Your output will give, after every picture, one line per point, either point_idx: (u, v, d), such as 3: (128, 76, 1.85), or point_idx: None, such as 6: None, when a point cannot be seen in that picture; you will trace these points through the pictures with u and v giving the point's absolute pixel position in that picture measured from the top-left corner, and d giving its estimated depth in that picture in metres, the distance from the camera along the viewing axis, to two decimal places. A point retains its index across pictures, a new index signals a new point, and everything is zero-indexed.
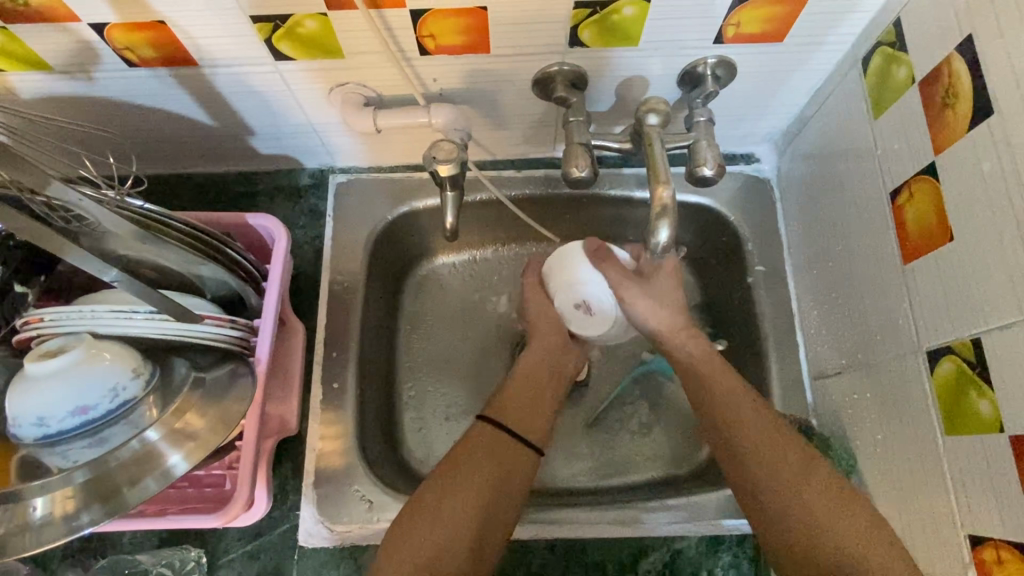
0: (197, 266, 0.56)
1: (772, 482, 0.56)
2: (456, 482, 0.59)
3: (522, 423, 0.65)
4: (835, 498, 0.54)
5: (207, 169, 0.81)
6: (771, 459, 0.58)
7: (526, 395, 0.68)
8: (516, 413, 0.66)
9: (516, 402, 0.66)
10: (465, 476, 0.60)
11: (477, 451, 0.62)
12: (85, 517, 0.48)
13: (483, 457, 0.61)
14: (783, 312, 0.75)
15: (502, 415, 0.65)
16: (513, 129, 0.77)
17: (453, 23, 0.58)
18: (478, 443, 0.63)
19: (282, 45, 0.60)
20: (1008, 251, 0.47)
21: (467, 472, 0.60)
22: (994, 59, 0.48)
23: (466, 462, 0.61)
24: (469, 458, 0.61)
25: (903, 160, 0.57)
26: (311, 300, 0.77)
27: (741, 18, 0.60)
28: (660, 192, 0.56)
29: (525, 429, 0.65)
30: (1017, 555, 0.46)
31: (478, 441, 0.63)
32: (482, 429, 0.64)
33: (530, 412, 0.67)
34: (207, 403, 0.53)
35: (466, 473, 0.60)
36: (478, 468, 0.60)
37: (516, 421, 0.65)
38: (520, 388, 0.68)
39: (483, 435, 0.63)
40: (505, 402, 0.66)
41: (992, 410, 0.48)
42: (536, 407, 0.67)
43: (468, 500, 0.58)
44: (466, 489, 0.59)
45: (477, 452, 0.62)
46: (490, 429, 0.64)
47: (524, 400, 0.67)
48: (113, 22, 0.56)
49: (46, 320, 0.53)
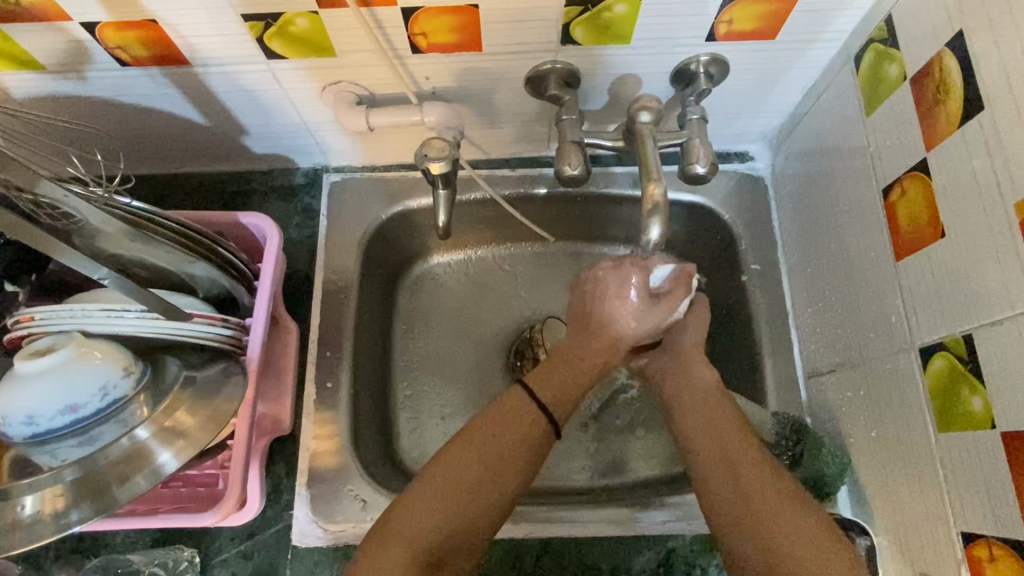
0: (189, 265, 0.56)
1: (747, 476, 0.57)
2: (492, 455, 0.59)
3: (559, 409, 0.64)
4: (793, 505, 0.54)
5: (201, 169, 0.81)
6: (742, 458, 0.58)
7: (574, 376, 0.65)
8: (557, 388, 0.64)
9: (564, 394, 0.64)
10: (502, 451, 0.59)
11: (520, 425, 0.61)
12: (75, 515, 0.48)
13: (518, 431, 0.61)
14: (777, 310, 0.75)
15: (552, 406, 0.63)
16: (506, 127, 0.77)
17: (444, 21, 0.58)
18: (522, 433, 0.61)
19: (274, 43, 0.60)
20: (999, 246, 0.46)
21: (503, 448, 0.59)
22: (985, 55, 0.48)
23: (503, 435, 0.60)
24: (506, 430, 0.60)
25: (895, 157, 0.57)
26: (305, 299, 0.77)
27: (732, 15, 0.59)
28: (652, 189, 0.56)
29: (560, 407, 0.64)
30: (1009, 552, 0.46)
31: (518, 413, 0.62)
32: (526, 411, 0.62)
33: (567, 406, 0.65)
34: (198, 402, 0.53)
35: (502, 448, 0.59)
36: (512, 443, 0.60)
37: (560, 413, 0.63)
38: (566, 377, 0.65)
39: (521, 406, 0.62)
40: (557, 390, 0.64)
41: (984, 406, 0.48)
42: (575, 385, 0.65)
43: (502, 478, 0.58)
44: (502, 466, 0.59)
45: (519, 424, 0.61)
46: (539, 418, 0.62)
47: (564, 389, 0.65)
48: (104, 21, 0.56)
49: (36, 319, 0.52)
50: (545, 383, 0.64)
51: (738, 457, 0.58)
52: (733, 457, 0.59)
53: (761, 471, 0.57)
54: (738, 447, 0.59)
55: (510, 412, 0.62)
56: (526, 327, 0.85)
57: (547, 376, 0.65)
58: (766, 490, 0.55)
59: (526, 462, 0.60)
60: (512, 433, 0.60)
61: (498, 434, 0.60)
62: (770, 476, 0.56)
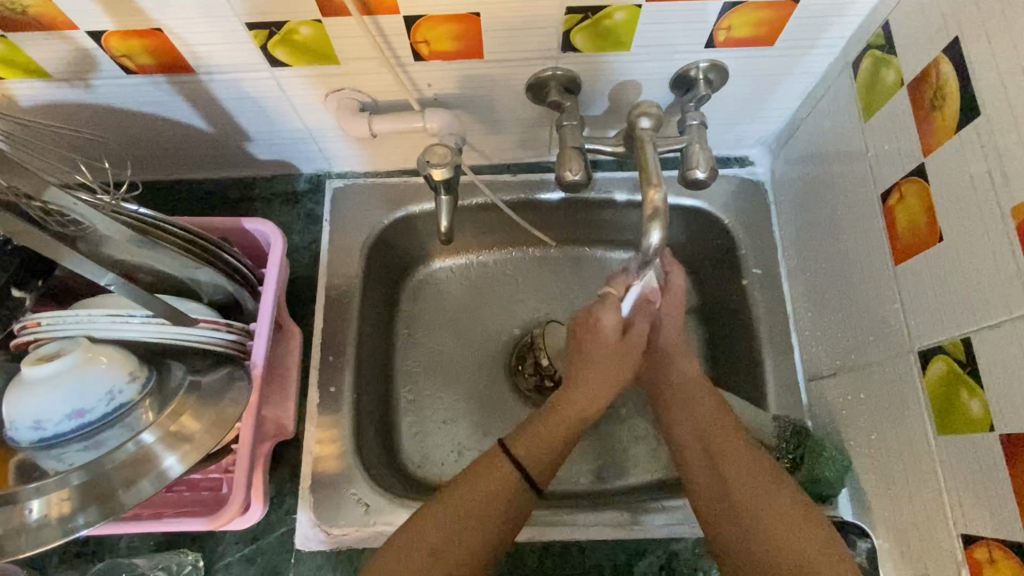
0: (193, 270, 0.57)
1: (761, 499, 0.55)
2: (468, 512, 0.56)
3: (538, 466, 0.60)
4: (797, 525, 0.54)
5: (205, 175, 0.82)
6: (738, 476, 0.57)
7: (555, 435, 0.62)
8: (537, 451, 0.61)
9: (544, 448, 0.61)
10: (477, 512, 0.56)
11: (494, 486, 0.58)
12: (81, 519, 0.48)
13: (496, 496, 0.58)
14: (777, 314, 0.76)
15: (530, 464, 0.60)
16: (508, 134, 0.77)
17: (446, 29, 0.59)
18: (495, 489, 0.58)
19: (278, 51, 0.61)
20: (997, 251, 0.47)
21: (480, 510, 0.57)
22: (980, 61, 0.48)
23: (481, 492, 0.57)
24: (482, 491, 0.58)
25: (893, 162, 0.58)
26: (308, 304, 0.77)
27: (731, 22, 0.60)
28: (651, 195, 0.57)
29: (541, 469, 0.61)
30: (1008, 554, 0.46)
31: (495, 476, 0.59)
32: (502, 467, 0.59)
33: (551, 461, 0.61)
34: (203, 406, 0.53)
35: (477, 509, 0.57)
36: (490, 507, 0.57)
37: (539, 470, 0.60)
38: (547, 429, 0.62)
39: (499, 466, 0.59)
40: (535, 446, 0.61)
41: (983, 409, 0.48)
42: (554, 445, 0.62)
43: (476, 538, 0.56)
44: (475, 529, 0.56)
45: (491, 486, 0.58)
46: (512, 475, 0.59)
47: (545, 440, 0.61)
48: (111, 30, 0.57)
49: (44, 324, 0.53)
50: (522, 437, 0.61)
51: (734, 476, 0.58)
52: (729, 481, 0.58)
53: (761, 491, 0.56)
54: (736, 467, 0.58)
55: (488, 471, 0.59)
56: (528, 332, 0.85)
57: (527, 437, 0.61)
58: (768, 512, 0.54)
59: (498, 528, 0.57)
60: (486, 496, 0.57)
61: (481, 488, 0.58)
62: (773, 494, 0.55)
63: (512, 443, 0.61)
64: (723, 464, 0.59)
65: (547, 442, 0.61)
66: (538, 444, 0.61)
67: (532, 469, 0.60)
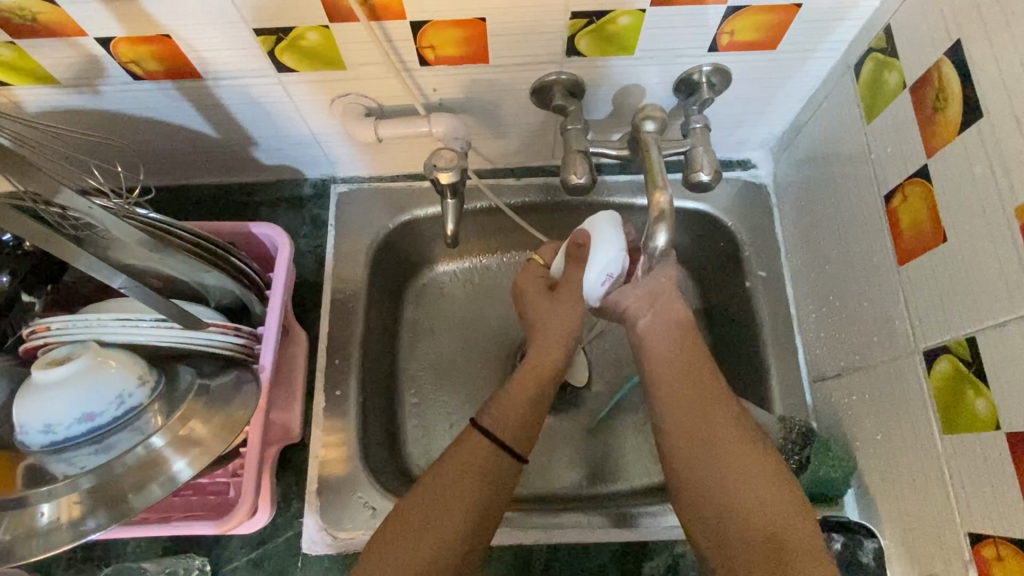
0: (202, 274, 0.57)
1: (725, 462, 0.56)
2: (442, 501, 0.56)
3: (509, 430, 0.61)
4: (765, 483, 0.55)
5: (211, 181, 0.82)
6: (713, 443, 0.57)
7: (519, 401, 0.62)
8: (511, 423, 0.61)
9: (511, 413, 0.61)
10: (455, 493, 0.57)
11: (467, 464, 0.58)
12: (92, 523, 0.48)
13: (475, 472, 0.58)
14: (782, 316, 0.76)
15: (497, 428, 0.60)
16: (512, 138, 0.78)
17: (453, 34, 0.59)
18: (467, 460, 0.59)
19: (285, 57, 0.61)
20: (1001, 251, 0.47)
21: (458, 490, 0.57)
22: (982, 64, 0.49)
23: (448, 482, 0.57)
24: (459, 474, 0.58)
25: (896, 164, 0.58)
26: (314, 308, 0.78)
27: (735, 26, 0.61)
28: (657, 197, 0.57)
29: (519, 440, 0.61)
30: (1015, 551, 0.46)
31: (470, 455, 0.59)
32: (473, 437, 0.60)
33: (523, 424, 0.62)
34: (212, 410, 0.54)
35: (454, 491, 0.57)
36: (468, 484, 0.57)
37: (510, 435, 0.60)
38: (515, 396, 0.63)
39: (472, 445, 0.59)
40: (501, 413, 0.61)
41: (989, 408, 0.48)
42: (528, 416, 0.62)
43: (455, 518, 0.56)
44: (453, 510, 0.56)
45: (465, 464, 0.58)
46: (483, 441, 0.60)
47: (515, 408, 0.62)
48: (119, 36, 0.57)
49: (53, 329, 0.53)
50: (488, 409, 0.62)
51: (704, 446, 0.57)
52: (698, 457, 0.57)
53: (730, 460, 0.56)
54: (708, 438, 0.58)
55: (459, 454, 0.59)
56: None
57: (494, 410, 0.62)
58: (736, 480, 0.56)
59: (473, 499, 0.57)
60: (461, 475, 0.58)
61: (451, 476, 0.58)
62: (743, 462, 0.56)
63: (482, 419, 0.61)
64: (691, 438, 0.58)
65: (521, 417, 0.62)
66: (510, 419, 0.61)
67: (508, 441, 0.60)
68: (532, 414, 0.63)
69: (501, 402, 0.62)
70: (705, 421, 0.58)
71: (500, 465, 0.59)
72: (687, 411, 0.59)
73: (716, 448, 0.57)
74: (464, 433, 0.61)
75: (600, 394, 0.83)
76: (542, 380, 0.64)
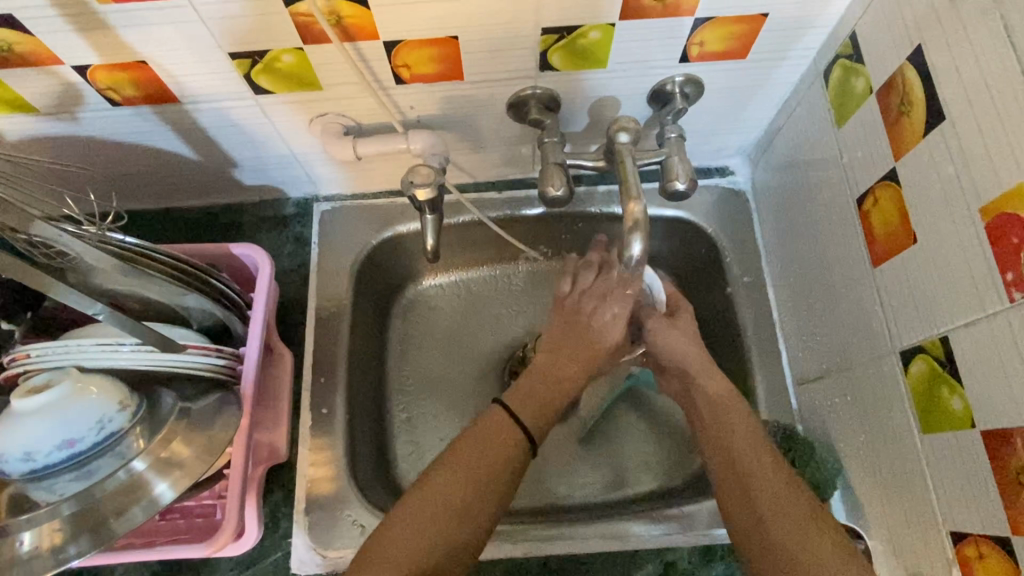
0: (181, 297, 0.57)
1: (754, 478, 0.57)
2: (456, 482, 0.58)
3: (536, 416, 0.65)
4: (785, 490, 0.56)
5: (194, 203, 0.83)
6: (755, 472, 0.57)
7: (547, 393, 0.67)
8: (533, 410, 0.65)
9: (538, 401, 0.66)
10: (484, 477, 0.59)
11: (486, 446, 0.61)
12: (73, 549, 0.48)
13: (495, 450, 0.61)
14: (764, 320, 0.76)
15: (522, 410, 0.64)
16: (491, 152, 0.79)
17: (425, 53, 0.60)
18: (489, 439, 0.61)
19: (261, 79, 0.62)
20: (969, 251, 0.48)
21: (487, 472, 0.59)
22: (943, 69, 0.49)
23: (479, 463, 0.59)
24: (490, 456, 0.60)
25: (867, 168, 0.59)
26: (298, 327, 0.78)
27: (704, 37, 0.62)
28: (632, 207, 0.57)
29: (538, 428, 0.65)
30: (996, 549, 0.47)
31: (497, 438, 0.62)
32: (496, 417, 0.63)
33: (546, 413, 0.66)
34: (193, 432, 0.54)
35: (469, 468, 0.59)
36: (495, 465, 0.60)
37: (534, 419, 0.64)
38: (542, 385, 0.67)
39: (497, 427, 0.62)
40: (528, 399, 0.65)
41: (963, 406, 0.49)
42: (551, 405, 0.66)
43: (484, 501, 0.58)
44: (483, 491, 0.58)
45: (489, 447, 0.61)
46: (508, 422, 0.63)
47: (540, 395, 0.66)
48: (96, 64, 0.58)
49: (32, 356, 0.53)
50: (515, 394, 0.66)
51: (753, 478, 0.57)
52: (750, 488, 0.57)
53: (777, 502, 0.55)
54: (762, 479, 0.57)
55: (476, 434, 0.62)
56: (519, 346, 0.86)
57: (525, 400, 0.65)
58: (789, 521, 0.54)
59: (490, 481, 0.59)
60: (490, 458, 0.60)
61: (482, 460, 0.60)
62: (792, 508, 0.55)
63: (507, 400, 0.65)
64: (741, 469, 0.58)
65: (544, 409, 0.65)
66: (535, 409, 0.65)
67: (529, 427, 0.64)
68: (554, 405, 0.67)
69: (525, 392, 0.66)
70: (759, 459, 0.59)
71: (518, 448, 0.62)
72: (739, 442, 0.60)
73: (754, 477, 0.57)
74: (491, 414, 0.63)
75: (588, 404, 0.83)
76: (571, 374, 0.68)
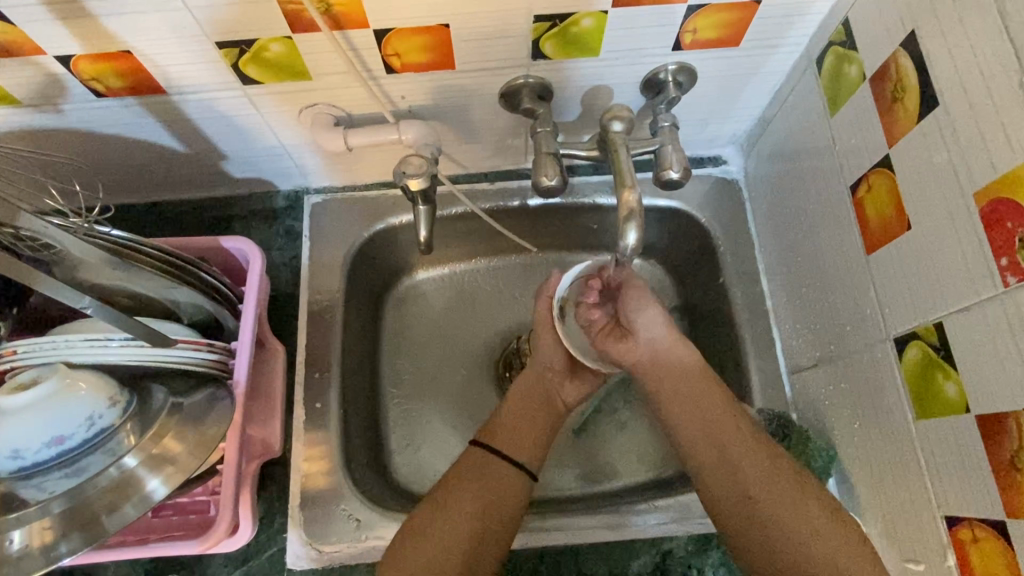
0: (171, 291, 0.57)
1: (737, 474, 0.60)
2: (442, 512, 0.59)
3: (512, 442, 0.65)
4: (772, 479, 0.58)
5: (181, 196, 0.82)
6: (745, 469, 0.59)
7: (520, 417, 0.66)
8: (507, 437, 0.65)
9: (512, 428, 0.66)
10: (459, 499, 0.60)
11: (464, 478, 0.61)
12: (64, 547, 0.48)
13: (472, 480, 0.61)
14: (758, 309, 0.77)
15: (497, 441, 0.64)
16: (482, 142, 0.78)
17: (416, 41, 0.59)
18: (469, 470, 0.62)
19: (249, 69, 0.61)
20: (963, 236, 0.48)
21: (463, 495, 0.60)
22: (938, 54, 0.49)
23: (451, 491, 0.60)
24: (465, 480, 0.61)
25: (860, 156, 0.59)
26: (290, 321, 0.77)
27: (697, 24, 0.61)
28: (626, 196, 0.57)
29: (522, 451, 0.64)
30: (991, 532, 0.47)
31: (476, 465, 0.62)
32: (475, 452, 0.64)
33: (528, 438, 0.65)
34: (185, 427, 0.53)
35: (449, 499, 0.60)
36: (473, 487, 0.61)
37: (513, 446, 0.64)
38: (514, 411, 0.67)
39: (474, 456, 0.63)
40: (499, 426, 0.66)
41: (958, 392, 0.49)
42: (531, 425, 0.66)
43: (455, 527, 0.58)
44: (457, 512, 0.59)
45: (466, 478, 0.61)
46: (484, 452, 0.63)
47: (514, 418, 0.66)
48: (79, 54, 0.57)
49: (20, 352, 0.50)
50: (488, 425, 0.66)
51: (756, 496, 0.58)
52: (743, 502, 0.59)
53: (786, 505, 0.57)
54: (768, 494, 0.58)
55: (458, 468, 0.63)
56: (513, 338, 0.86)
57: (499, 429, 0.66)
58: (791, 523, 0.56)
59: (472, 514, 0.59)
60: (466, 483, 0.61)
61: (456, 485, 0.61)
62: (803, 504, 0.57)
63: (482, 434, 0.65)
64: (741, 482, 0.59)
65: (519, 430, 0.66)
66: (509, 432, 0.65)
67: (510, 453, 0.64)
68: (533, 424, 0.66)
69: (501, 420, 0.66)
70: (758, 466, 0.59)
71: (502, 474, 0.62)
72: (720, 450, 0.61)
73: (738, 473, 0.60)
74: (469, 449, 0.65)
75: None
76: (543, 394, 0.69)
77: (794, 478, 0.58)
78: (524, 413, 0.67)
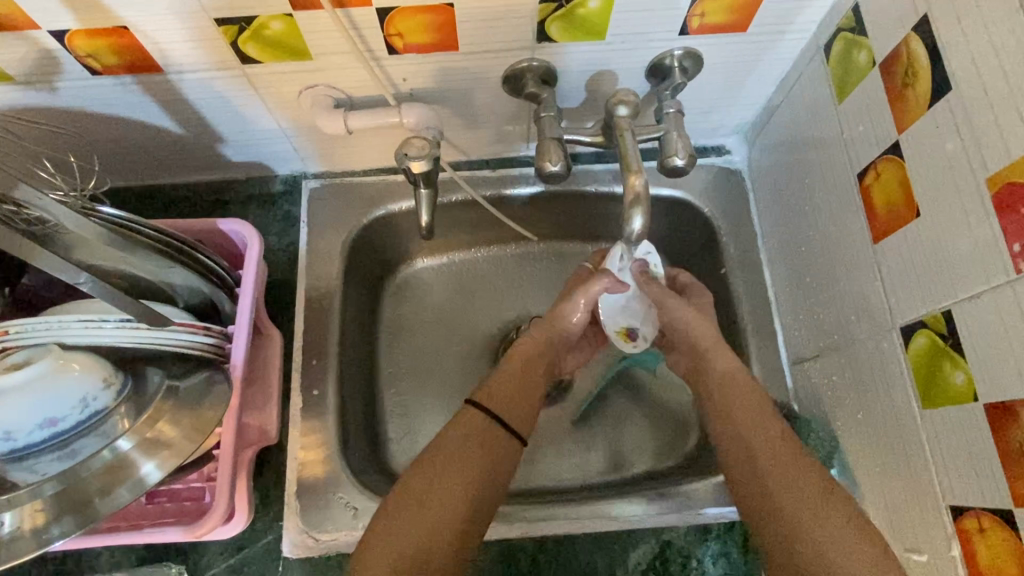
0: (168, 273, 0.56)
1: (759, 459, 0.57)
2: (433, 481, 0.56)
3: (508, 408, 0.62)
4: (795, 469, 0.55)
5: (177, 179, 0.80)
6: (769, 458, 0.56)
7: (516, 383, 0.64)
8: (506, 404, 0.62)
9: (508, 392, 0.63)
10: (450, 467, 0.57)
11: (458, 444, 0.58)
12: (57, 530, 0.47)
13: (467, 446, 0.58)
14: (760, 299, 0.76)
15: (494, 404, 0.62)
16: (484, 128, 0.77)
17: (419, 21, 0.58)
18: (462, 434, 0.59)
19: (248, 47, 0.60)
20: (974, 222, 0.47)
21: (455, 463, 0.57)
22: (950, 39, 0.49)
23: (443, 458, 0.57)
24: (458, 447, 0.58)
25: (869, 143, 0.58)
26: (288, 307, 0.76)
27: (705, 8, 0.60)
28: (633, 181, 0.56)
29: (514, 418, 0.62)
30: (998, 522, 0.46)
31: (468, 430, 0.59)
32: (470, 414, 0.61)
33: (521, 404, 0.63)
34: (181, 411, 0.52)
35: (441, 467, 0.57)
36: (468, 455, 0.58)
37: (509, 411, 0.62)
38: (510, 375, 0.65)
39: (471, 420, 0.60)
40: (495, 388, 0.63)
41: (966, 380, 0.48)
42: (525, 392, 0.64)
43: (448, 497, 0.55)
44: (453, 482, 0.56)
45: (459, 444, 0.58)
46: (480, 416, 0.61)
47: (510, 383, 0.64)
48: (74, 29, 0.55)
49: (10, 333, 0.48)
50: (483, 386, 0.63)
51: (773, 484, 0.55)
52: (764, 489, 0.55)
53: (809, 501, 0.53)
54: (787, 482, 0.54)
55: (450, 433, 0.59)
56: (514, 328, 0.85)
57: (495, 392, 0.63)
58: (814, 518, 0.52)
59: (466, 484, 0.56)
60: (459, 449, 0.58)
61: (449, 452, 0.57)
62: (825, 501, 0.53)
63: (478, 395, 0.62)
64: (760, 477, 0.56)
65: (515, 396, 0.63)
66: (505, 397, 0.63)
67: (505, 417, 0.61)
68: (525, 390, 0.65)
69: (497, 383, 0.63)
70: (780, 456, 0.56)
71: (496, 442, 0.60)
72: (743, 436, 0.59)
73: (762, 464, 0.56)
74: (461, 412, 0.62)
75: (582, 387, 0.82)
76: (541, 364, 0.67)
77: (818, 473, 0.54)
78: (522, 380, 0.65)
